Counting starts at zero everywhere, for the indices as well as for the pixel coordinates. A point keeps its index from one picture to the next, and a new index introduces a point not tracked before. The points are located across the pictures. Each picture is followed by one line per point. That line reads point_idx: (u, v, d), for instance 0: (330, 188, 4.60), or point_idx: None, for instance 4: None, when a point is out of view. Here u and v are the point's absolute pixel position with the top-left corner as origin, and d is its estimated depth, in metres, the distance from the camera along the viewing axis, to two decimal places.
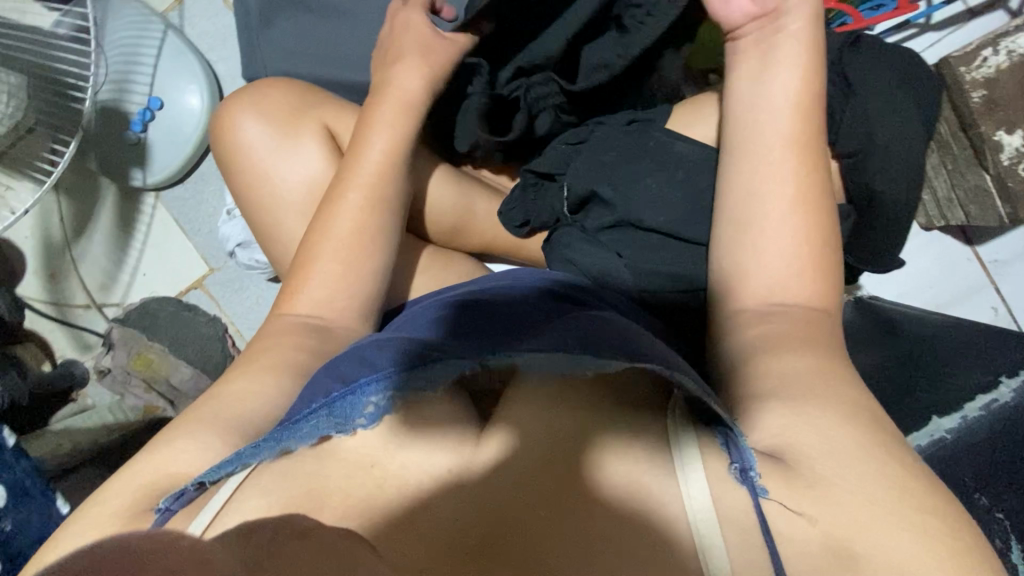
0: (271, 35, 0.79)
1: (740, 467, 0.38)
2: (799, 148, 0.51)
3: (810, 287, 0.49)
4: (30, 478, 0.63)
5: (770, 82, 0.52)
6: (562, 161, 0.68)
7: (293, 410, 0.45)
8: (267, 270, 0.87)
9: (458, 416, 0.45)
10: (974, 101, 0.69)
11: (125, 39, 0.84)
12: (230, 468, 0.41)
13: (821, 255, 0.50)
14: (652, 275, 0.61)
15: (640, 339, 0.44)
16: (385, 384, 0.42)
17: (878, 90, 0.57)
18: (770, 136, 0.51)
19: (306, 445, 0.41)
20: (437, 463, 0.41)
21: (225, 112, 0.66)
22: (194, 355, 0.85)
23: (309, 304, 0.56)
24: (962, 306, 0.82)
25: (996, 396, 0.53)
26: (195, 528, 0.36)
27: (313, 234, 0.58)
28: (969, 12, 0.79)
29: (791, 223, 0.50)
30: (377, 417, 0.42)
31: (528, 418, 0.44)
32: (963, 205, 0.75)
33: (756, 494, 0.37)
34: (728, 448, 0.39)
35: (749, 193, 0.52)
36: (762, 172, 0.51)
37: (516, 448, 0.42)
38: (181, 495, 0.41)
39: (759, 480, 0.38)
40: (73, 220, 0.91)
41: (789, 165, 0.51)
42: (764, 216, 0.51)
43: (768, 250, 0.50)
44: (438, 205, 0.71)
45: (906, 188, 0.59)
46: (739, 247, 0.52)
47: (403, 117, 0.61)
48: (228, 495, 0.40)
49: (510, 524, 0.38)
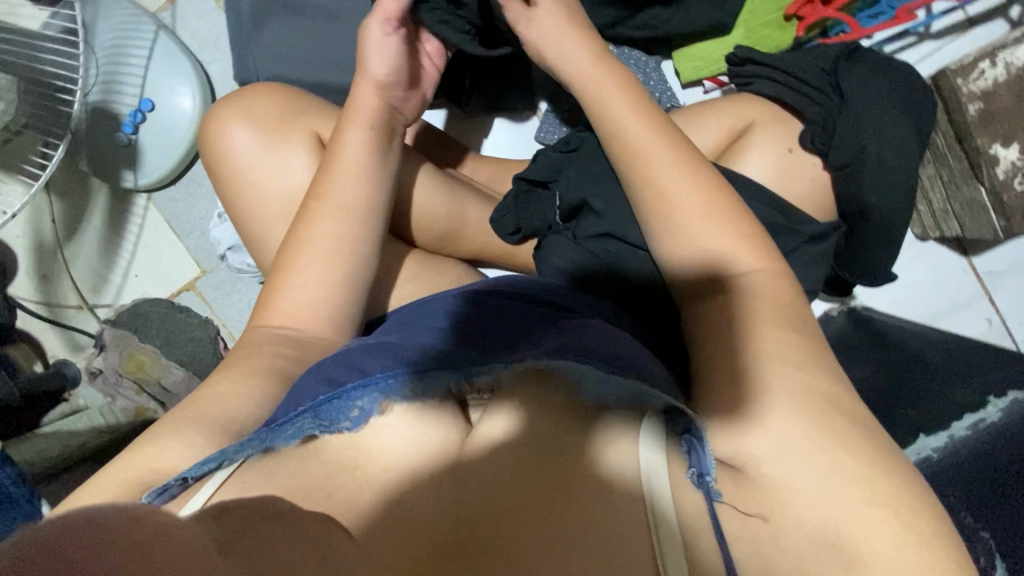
0: (264, 38, 0.78)
1: (696, 472, 0.41)
2: (700, 170, 0.54)
3: (750, 252, 0.52)
4: (15, 485, 0.60)
5: (643, 122, 0.56)
6: (553, 169, 0.69)
7: (279, 411, 0.46)
8: (258, 274, 0.87)
9: (444, 416, 0.45)
10: (971, 113, 0.68)
11: (116, 40, 0.83)
12: (212, 465, 0.41)
13: (732, 214, 0.53)
14: (624, 266, 0.62)
15: (615, 345, 0.48)
16: (372, 390, 0.44)
17: (873, 103, 0.57)
18: (675, 170, 0.54)
19: (290, 444, 0.42)
20: (416, 459, 0.42)
21: (213, 117, 0.65)
22: (186, 357, 0.86)
23: (295, 312, 0.56)
24: (956, 318, 0.82)
25: (983, 416, 0.52)
26: (189, 509, 0.36)
27: (296, 241, 0.57)
28: (969, 21, 0.78)
29: (710, 216, 0.52)
30: (362, 421, 0.43)
31: (515, 419, 0.45)
32: (959, 217, 0.74)
33: (710, 498, 0.41)
34: (688, 454, 0.42)
35: (643, 170, 0.54)
36: (678, 203, 0.53)
37: (498, 445, 0.43)
38: (164, 490, 0.40)
39: (713, 484, 0.41)
40: (64, 221, 0.91)
41: (686, 196, 0.53)
42: (662, 197, 0.53)
43: (701, 228, 0.52)
44: (429, 210, 0.71)
45: (897, 205, 0.58)
46: (657, 225, 0.54)
47: (368, 123, 0.60)
48: (213, 487, 0.39)
49: (483, 521, 0.39)
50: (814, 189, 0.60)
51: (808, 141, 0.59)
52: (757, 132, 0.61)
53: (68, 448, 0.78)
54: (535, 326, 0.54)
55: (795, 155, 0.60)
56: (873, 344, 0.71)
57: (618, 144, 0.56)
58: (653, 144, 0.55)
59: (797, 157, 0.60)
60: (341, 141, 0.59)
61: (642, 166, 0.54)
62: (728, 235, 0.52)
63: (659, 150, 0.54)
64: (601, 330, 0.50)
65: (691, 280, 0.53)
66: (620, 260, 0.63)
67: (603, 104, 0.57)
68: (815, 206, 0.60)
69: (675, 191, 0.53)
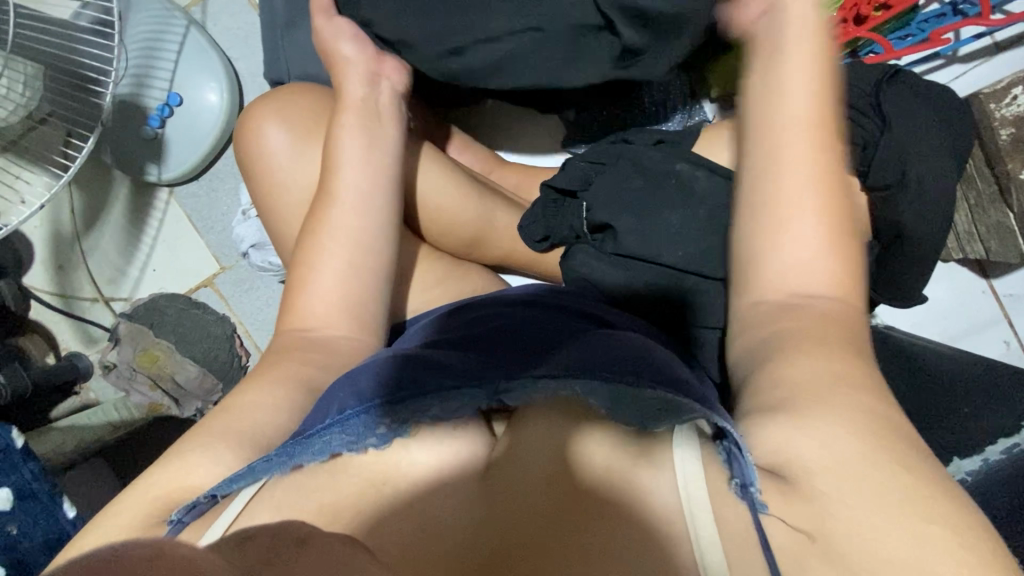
0: (296, 36, 0.78)
1: (740, 482, 0.37)
2: (844, 213, 0.49)
3: (833, 280, 0.49)
4: (37, 481, 0.59)
5: (823, 150, 0.49)
6: (581, 178, 0.68)
7: (308, 423, 0.44)
8: (280, 272, 0.86)
9: (471, 435, 0.45)
10: (1003, 139, 0.69)
11: (146, 34, 0.82)
12: (242, 482, 0.41)
13: (837, 238, 0.49)
14: (648, 277, 0.63)
15: (646, 354, 0.48)
16: (381, 409, 0.43)
17: (914, 126, 0.57)
18: (819, 200, 0.49)
19: (316, 461, 0.41)
20: (438, 456, 0.43)
21: (249, 115, 0.65)
22: (201, 354, 0.83)
23: (330, 314, 0.56)
24: (975, 340, 0.83)
25: (1018, 440, 0.54)
26: (206, 539, 0.35)
27: (332, 242, 0.57)
28: (997, 47, 0.79)
29: (832, 258, 0.49)
30: (388, 441, 0.42)
31: (533, 435, 0.44)
32: (984, 240, 0.75)
33: (756, 510, 0.37)
34: (729, 464, 0.38)
35: (768, 178, 0.50)
36: (795, 237, 0.49)
37: (526, 465, 0.43)
38: (194, 507, 0.40)
39: (759, 495, 0.37)
40: (84, 213, 0.90)
41: (810, 232, 0.49)
42: (788, 230, 0.49)
43: (816, 266, 0.49)
44: (458, 214, 0.71)
45: (934, 227, 0.58)
46: (763, 235, 0.50)
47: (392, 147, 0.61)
48: (241, 506, 0.39)
49: (516, 531, 0.40)
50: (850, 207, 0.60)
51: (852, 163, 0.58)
52: None
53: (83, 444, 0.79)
54: (559, 339, 0.54)
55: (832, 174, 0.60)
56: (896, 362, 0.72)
57: (765, 133, 0.50)
58: (807, 147, 0.49)
59: None
60: (342, 83, 0.61)
61: (781, 161, 0.49)
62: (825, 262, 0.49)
63: (823, 187, 0.49)
64: (632, 346, 0.49)
65: (760, 281, 0.51)
66: (646, 270, 0.63)
67: (760, 124, 0.50)
68: None
69: (807, 221, 0.49)
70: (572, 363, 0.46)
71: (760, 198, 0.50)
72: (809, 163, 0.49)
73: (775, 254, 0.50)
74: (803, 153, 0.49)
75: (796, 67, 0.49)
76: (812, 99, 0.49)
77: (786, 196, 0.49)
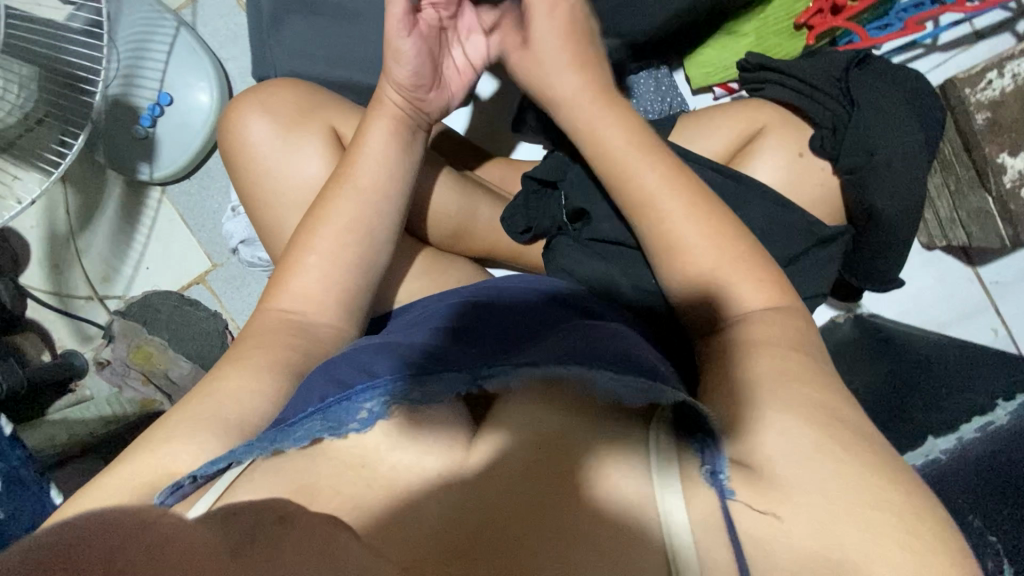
0: (282, 35, 0.79)
1: (710, 469, 0.38)
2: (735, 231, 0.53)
3: (760, 292, 0.51)
4: (25, 468, 0.61)
5: (686, 184, 0.53)
6: (559, 168, 0.70)
7: (289, 411, 0.44)
8: (268, 268, 0.88)
9: (450, 421, 0.43)
10: (978, 123, 0.70)
11: (137, 36, 0.84)
12: (221, 466, 0.41)
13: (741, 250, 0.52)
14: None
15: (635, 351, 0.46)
16: (381, 391, 0.42)
17: (882, 108, 0.58)
18: (710, 232, 0.52)
19: (297, 446, 0.40)
20: (427, 466, 0.40)
21: (233, 109, 0.66)
22: (194, 350, 0.85)
23: (310, 301, 0.57)
24: (963, 328, 0.82)
25: (992, 419, 0.53)
26: (193, 512, 0.35)
27: (312, 232, 0.58)
28: (976, 35, 0.79)
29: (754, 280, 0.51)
30: (373, 422, 0.41)
31: (519, 424, 0.43)
32: (965, 226, 0.76)
33: (725, 496, 0.37)
34: (700, 452, 0.39)
35: (670, 240, 0.53)
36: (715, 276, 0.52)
37: (509, 455, 0.41)
38: (175, 490, 0.40)
39: (727, 481, 0.38)
40: (78, 212, 0.92)
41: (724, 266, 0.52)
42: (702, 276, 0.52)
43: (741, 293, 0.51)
44: (440, 207, 0.72)
45: (906, 208, 0.59)
46: (676, 279, 0.54)
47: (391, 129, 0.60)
48: (220, 491, 0.38)
49: (497, 517, 0.37)
50: (824, 191, 0.61)
51: (819, 146, 0.59)
52: (768, 135, 0.61)
53: (74, 436, 0.81)
54: (540, 327, 0.53)
55: (806, 159, 0.60)
56: (879, 348, 0.72)
57: (636, 208, 0.54)
58: (674, 203, 0.53)
59: (807, 161, 0.60)
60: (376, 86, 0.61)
61: (661, 228, 0.53)
62: (749, 288, 0.51)
63: (706, 221, 0.53)
64: (616, 336, 0.48)
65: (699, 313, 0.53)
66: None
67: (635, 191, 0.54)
68: (824, 209, 0.61)
69: (710, 259, 0.52)
70: (559, 351, 0.44)
71: (669, 255, 0.53)
72: (681, 205, 0.53)
73: (695, 290, 0.53)
74: (675, 201, 0.53)
75: (613, 134, 0.55)
76: (655, 174, 0.54)
77: (687, 246, 0.53)
